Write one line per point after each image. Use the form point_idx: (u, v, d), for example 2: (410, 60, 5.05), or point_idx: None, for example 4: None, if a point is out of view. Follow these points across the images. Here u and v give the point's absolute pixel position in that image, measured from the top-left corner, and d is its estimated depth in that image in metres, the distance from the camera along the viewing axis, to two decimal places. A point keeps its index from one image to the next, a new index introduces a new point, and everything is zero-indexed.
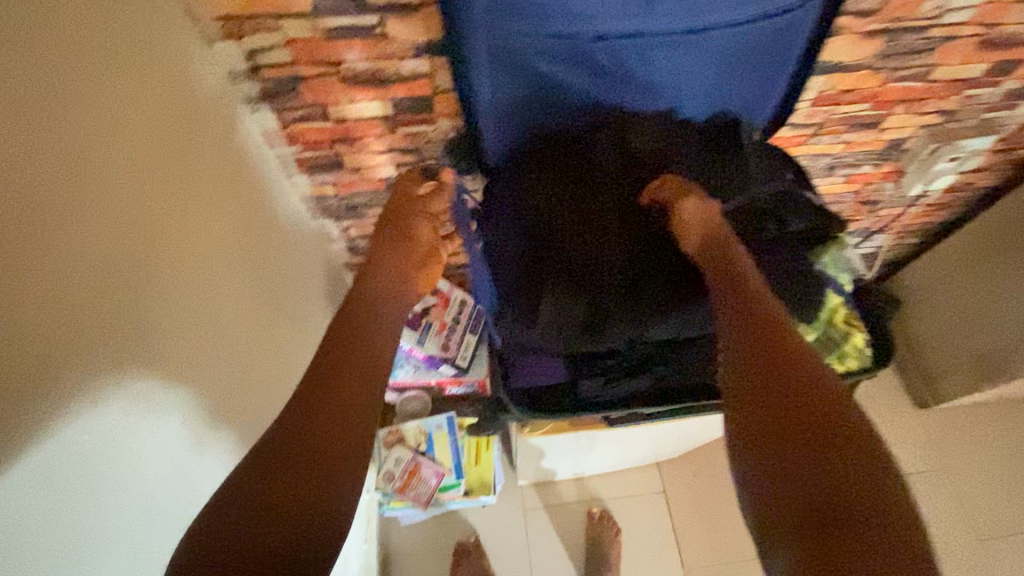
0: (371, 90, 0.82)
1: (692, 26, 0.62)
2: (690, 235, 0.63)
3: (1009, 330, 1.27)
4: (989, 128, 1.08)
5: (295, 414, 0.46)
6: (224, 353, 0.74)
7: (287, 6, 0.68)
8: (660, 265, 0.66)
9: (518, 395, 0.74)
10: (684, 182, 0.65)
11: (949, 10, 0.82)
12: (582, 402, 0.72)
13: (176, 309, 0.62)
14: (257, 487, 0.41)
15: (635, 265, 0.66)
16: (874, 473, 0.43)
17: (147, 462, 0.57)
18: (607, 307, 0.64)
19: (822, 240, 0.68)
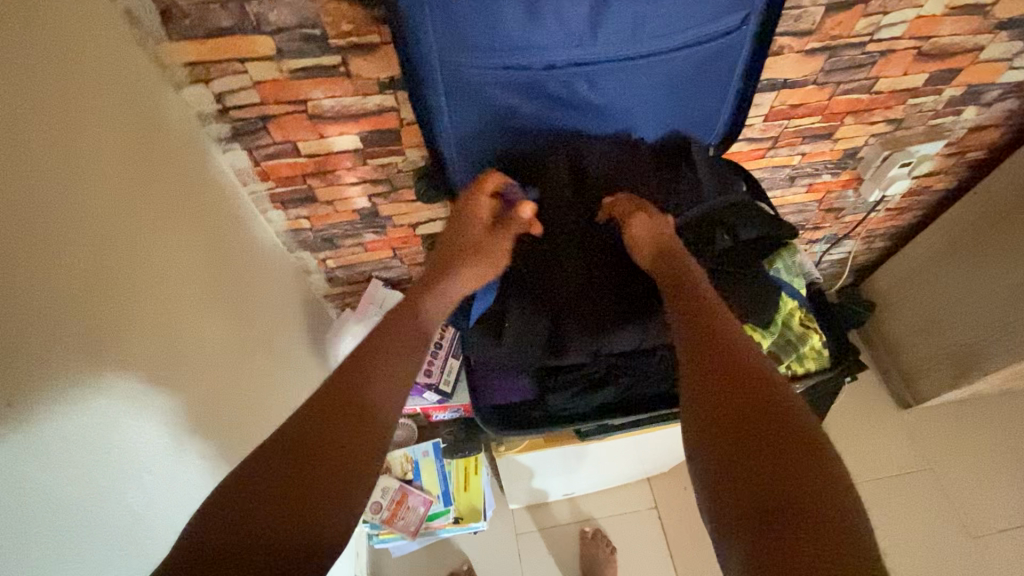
0: (340, 125, 0.85)
1: (636, 53, 0.65)
2: (641, 249, 0.66)
3: (976, 326, 1.31)
4: (936, 133, 1.13)
5: (320, 418, 0.50)
6: (202, 381, 0.75)
7: (252, 50, 0.72)
8: (616, 283, 0.69)
9: (489, 413, 0.75)
10: (637, 200, 0.69)
11: (882, 27, 0.87)
12: (550, 418, 0.72)
13: (167, 328, 0.67)
14: (257, 489, 0.45)
15: (593, 283, 0.69)
16: (816, 466, 0.47)
17: (114, 495, 0.58)
18: (569, 323, 0.67)
19: (776, 248, 0.70)
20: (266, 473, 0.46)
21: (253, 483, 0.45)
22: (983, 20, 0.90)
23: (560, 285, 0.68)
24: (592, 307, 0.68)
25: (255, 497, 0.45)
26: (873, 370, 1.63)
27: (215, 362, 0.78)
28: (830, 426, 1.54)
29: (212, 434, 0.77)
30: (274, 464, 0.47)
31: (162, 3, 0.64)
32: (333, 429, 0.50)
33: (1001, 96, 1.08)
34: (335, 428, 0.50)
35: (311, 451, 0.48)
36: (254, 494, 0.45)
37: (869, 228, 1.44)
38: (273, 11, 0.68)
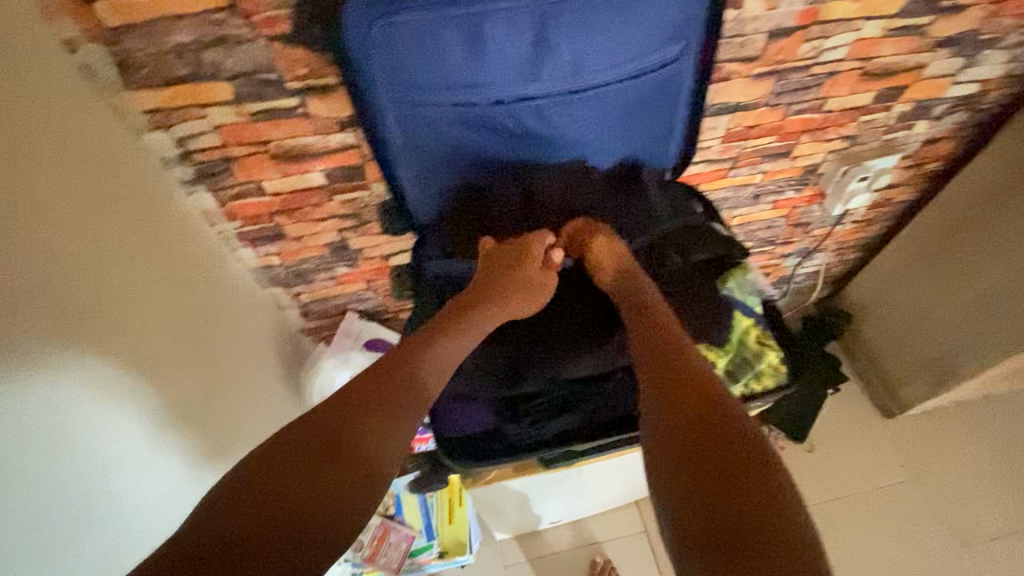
0: (303, 164, 0.87)
1: (580, 85, 0.68)
2: (603, 272, 0.71)
3: (948, 331, 1.33)
4: (892, 147, 1.16)
5: (334, 424, 0.52)
6: (170, 410, 0.77)
7: (210, 96, 0.73)
8: (574, 306, 0.73)
9: (449, 446, 0.73)
10: (592, 224, 0.73)
11: (825, 50, 0.91)
12: (512, 446, 0.72)
13: (149, 347, 0.72)
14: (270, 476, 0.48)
15: (556, 310, 0.73)
16: (775, 493, 0.47)
17: (71, 538, 0.57)
18: (529, 348, 0.69)
19: (725, 267, 0.74)
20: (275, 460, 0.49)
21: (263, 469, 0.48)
22: (921, 40, 0.94)
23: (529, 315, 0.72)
24: (545, 335, 0.70)
25: (267, 482, 0.47)
26: (855, 382, 1.62)
27: (179, 400, 0.78)
28: (816, 439, 1.54)
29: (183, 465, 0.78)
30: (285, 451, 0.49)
31: (118, 55, 0.66)
32: (344, 432, 0.52)
33: (950, 109, 1.11)
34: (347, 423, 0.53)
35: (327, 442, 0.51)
36: (266, 479, 0.47)
37: (839, 240, 1.46)
38: (228, 59, 0.70)
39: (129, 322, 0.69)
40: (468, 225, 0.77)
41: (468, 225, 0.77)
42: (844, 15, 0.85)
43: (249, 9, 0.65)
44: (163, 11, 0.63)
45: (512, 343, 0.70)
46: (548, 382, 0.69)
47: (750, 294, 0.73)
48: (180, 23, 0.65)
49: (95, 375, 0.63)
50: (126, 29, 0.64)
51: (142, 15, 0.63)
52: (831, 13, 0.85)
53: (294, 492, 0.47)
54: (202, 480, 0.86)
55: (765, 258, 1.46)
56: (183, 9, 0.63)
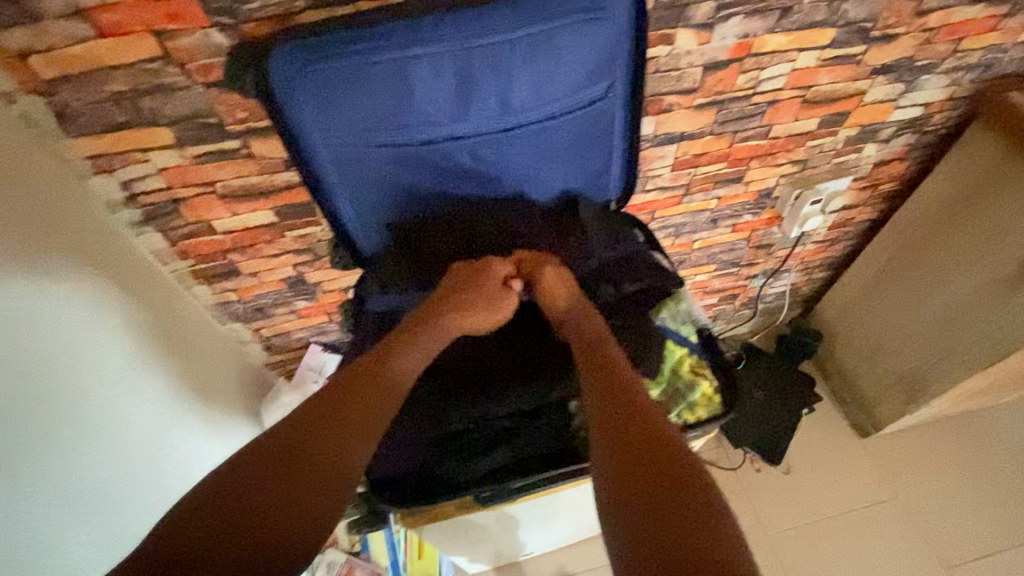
0: (252, 202, 0.88)
1: (509, 124, 0.70)
2: (556, 305, 0.70)
3: (918, 349, 1.30)
4: (843, 170, 1.18)
5: (300, 435, 0.56)
6: (105, 442, 0.76)
7: (151, 141, 0.75)
8: (514, 340, 0.73)
9: (379, 482, 0.70)
10: (537, 256, 0.73)
11: (762, 80, 0.93)
12: (443, 483, 0.70)
13: (114, 372, 0.80)
14: (236, 486, 0.51)
15: (492, 344, 0.72)
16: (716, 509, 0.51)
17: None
18: (457, 385, 0.69)
19: (660, 297, 0.75)
20: (241, 471, 0.53)
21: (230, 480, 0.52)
22: (857, 68, 0.96)
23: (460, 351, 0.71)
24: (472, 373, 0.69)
25: (233, 492, 0.51)
26: (829, 401, 1.61)
27: (112, 433, 0.77)
28: (792, 461, 1.53)
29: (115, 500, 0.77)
30: (250, 464, 0.53)
31: (56, 105, 0.68)
32: (309, 444, 0.55)
33: (896, 132, 1.12)
34: (307, 434, 0.56)
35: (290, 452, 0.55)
36: (231, 490, 0.51)
37: (804, 260, 1.47)
38: (166, 105, 0.71)
39: (89, 349, 0.75)
40: (404, 255, 0.76)
41: (404, 255, 0.76)
42: (776, 47, 0.88)
43: (182, 58, 0.67)
44: (97, 63, 0.65)
45: (439, 381, 0.69)
46: (473, 420, 0.68)
47: (681, 324, 0.76)
48: (115, 73, 0.67)
49: (58, 401, 0.68)
50: (61, 80, 0.65)
51: (76, 66, 0.65)
52: (763, 46, 0.87)
53: (259, 499, 0.51)
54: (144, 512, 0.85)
55: (731, 279, 1.48)
56: (117, 60, 0.65)
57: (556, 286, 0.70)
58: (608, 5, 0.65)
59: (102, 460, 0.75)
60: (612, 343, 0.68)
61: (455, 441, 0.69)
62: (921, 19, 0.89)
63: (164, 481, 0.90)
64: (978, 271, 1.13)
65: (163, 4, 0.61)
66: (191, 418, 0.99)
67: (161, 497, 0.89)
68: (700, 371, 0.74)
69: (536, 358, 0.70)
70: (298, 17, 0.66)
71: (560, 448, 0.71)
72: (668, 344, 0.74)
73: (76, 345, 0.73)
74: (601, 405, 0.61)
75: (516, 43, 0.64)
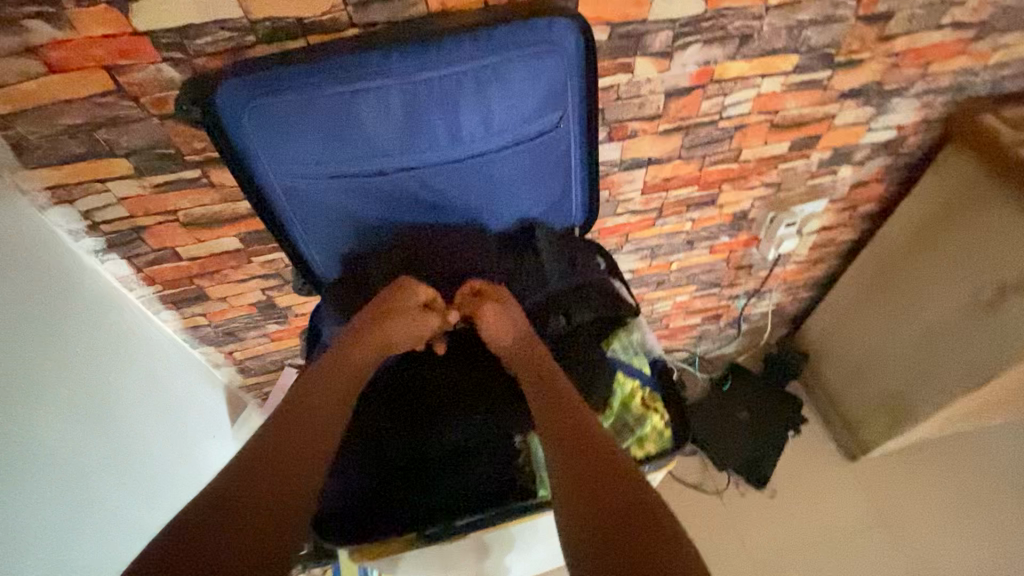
0: (215, 229, 0.88)
1: (460, 154, 0.70)
2: (507, 339, 0.71)
3: (902, 372, 1.28)
4: (818, 192, 1.18)
5: (262, 455, 0.56)
6: (53, 470, 0.75)
7: (109, 172, 0.76)
8: (456, 374, 0.74)
9: (324, 518, 0.69)
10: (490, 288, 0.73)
11: (728, 106, 0.93)
12: (389, 517, 0.69)
13: (66, 398, 0.79)
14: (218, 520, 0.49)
15: (434, 379, 0.73)
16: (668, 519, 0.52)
17: None
18: (392, 422, 0.70)
19: (613, 327, 0.75)
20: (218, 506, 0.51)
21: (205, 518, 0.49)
22: (825, 92, 0.95)
23: (404, 386, 0.73)
24: (404, 409, 0.71)
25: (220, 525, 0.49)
26: (816, 422, 1.58)
27: (59, 462, 0.76)
28: (777, 484, 1.50)
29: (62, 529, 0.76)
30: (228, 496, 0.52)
31: (11, 139, 0.68)
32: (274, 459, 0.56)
33: (870, 154, 1.11)
34: (275, 458, 0.56)
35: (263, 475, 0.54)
36: (216, 527, 0.49)
37: (786, 280, 1.45)
38: (122, 137, 0.72)
39: (39, 376, 0.75)
40: (357, 282, 0.78)
41: (357, 282, 0.78)
42: (739, 73, 0.88)
43: (135, 92, 0.67)
44: (50, 98, 0.66)
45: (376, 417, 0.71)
46: (411, 458, 0.70)
47: (634, 355, 0.75)
48: (69, 107, 0.67)
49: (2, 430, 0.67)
50: (14, 115, 0.66)
51: (29, 102, 0.65)
52: (725, 72, 0.87)
53: (248, 522, 0.50)
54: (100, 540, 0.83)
55: (712, 299, 1.46)
56: (70, 95, 0.66)
57: (498, 322, 0.71)
58: (556, 38, 0.65)
59: (47, 491, 0.74)
60: (561, 375, 0.67)
61: (397, 478, 0.70)
62: (886, 44, 0.88)
63: (135, 487, 0.92)
64: (957, 295, 1.11)
65: (112, 41, 0.62)
66: (160, 430, 1.00)
67: (126, 504, 0.90)
68: (651, 405, 0.74)
69: (475, 393, 0.72)
70: (248, 52, 0.66)
71: (501, 485, 0.70)
72: (618, 376, 0.74)
73: (41, 365, 0.75)
74: (556, 443, 0.60)
75: (463, 77, 0.64)
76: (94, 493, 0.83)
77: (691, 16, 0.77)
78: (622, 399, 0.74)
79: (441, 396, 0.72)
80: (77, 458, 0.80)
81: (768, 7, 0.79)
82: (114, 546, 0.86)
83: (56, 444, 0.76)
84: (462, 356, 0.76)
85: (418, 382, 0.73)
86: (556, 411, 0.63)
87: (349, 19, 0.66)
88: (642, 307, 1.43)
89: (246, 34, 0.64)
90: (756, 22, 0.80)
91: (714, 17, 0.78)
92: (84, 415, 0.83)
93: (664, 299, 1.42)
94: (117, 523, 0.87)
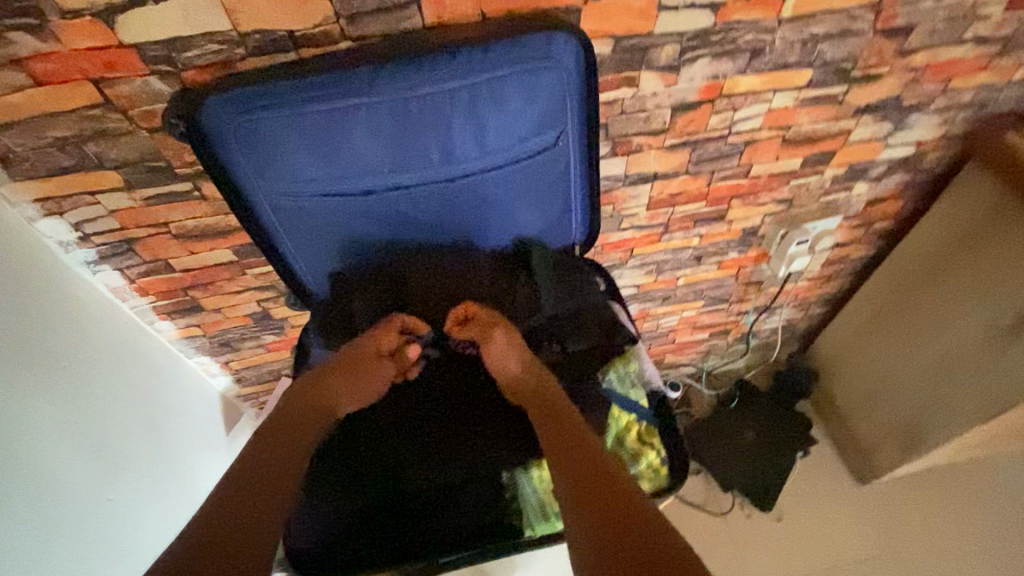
0: (208, 242, 0.87)
1: (453, 174, 0.69)
2: (507, 372, 0.69)
3: (915, 397, 1.23)
4: (832, 209, 1.13)
5: (247, 471, 0.57)
6: (40, 478, 0.74)
7: (99, 184, 0.74)
8: (443, 403, 0.72)
9: (302, 545, 0.69)
10: (490, 315, 0.71)
11: (737, 121, 0.89)
12: (370, 550, 0.68)
13: (55, 406, 0.78)
14: (211, 541, 0.49)
15: (416, 408, 0.72)
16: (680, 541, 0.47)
17: None
18: (372, 454, 0.69)
19: (608, 357, 0.74)
20: (206, 531, 0.50)
21: (196, 543, 0.48)
22: (840, 108, 0.91)
23: (387, 415, 0.72)
24: (384, 441, 0.70)
25: (211, 547, 0.48)
26: (826, 443, 1.53)
27: (46, 470, 0.75)
28: (785, 507, 1.45)
29: (48, 539, 0.74)
30: (214, 519, 0.51)
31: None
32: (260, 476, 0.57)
33: (888, 170, 1.06)
34: (261, 471, 0.57)
35: (249, 493, 0.54)
36: (209, 548, 0.48)
37: (798, 296, 1.40)
38: (111, 150, 0.71)
39: (27, 384, 0.73)
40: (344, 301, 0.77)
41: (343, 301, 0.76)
42: (750, 88, 0.84)
43: (123, 105, 0.66)
44: (37, 111, 0.64)
45: (356, 446, 0.70)
46: (389, 491, 0.68)
47: (630, 388, 0.73)
48: (56, 120, 0.66)
49: None
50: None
51: (16, 114, 0.64)
52: (735, 86, 0.83)
53: (239, 537, 0.50)
54: (92, 553, 0.81)
55: (721, 315, 1.42)
56: (57, 107, 0.65)
57: (507, 353, 0.68)
58: (554, 54, 0.63)
59: (30, 504, 0.72)
60: (572, 410, 0.64)
61: (377, 512, 0.69)
62: (905, 58, 0.84)
63: (130, 495, 0.90)
64: (975, 321, 1.06)
65: (99, 54, 0.60)
66: (156, 441, 0.98)
67: (122, 516, 0.88)
68: (646, 440, 0.72)
69: (460, 424, 0.70)
70: (238, 65, 0.64)
71: (484, 521, 0.69)
72: (613, 411, 0.72)
73: (25, 374, 0.73)
74: (562, 473, 0.57)
75: (456, 94, 0.63)
76: (83, 510, 0.80)
77: (700, 29, 0.74)
78: (617, 433, 0.72)
79: (426, 427, 0.70)
80: (64, 480, 0.77)
81: (781, 19, 0.75)
82: (109, 559, 0.84)
83: (39, 465, 0.74)
84: (454, 385, 0.74)
85: (408, 413, 0.71)
86: (559, 434, 0.61)
87: (342, 33, 0.64)
88: (648, 321, 1.40)
89: (235, 47, 0.63)
90: (768, 36, 0.77)
91: (724, 30, 0.75)
92: (76, 424, 0.81)
93: (670, 314, 1.38)
94: (111, 537, 0.85)
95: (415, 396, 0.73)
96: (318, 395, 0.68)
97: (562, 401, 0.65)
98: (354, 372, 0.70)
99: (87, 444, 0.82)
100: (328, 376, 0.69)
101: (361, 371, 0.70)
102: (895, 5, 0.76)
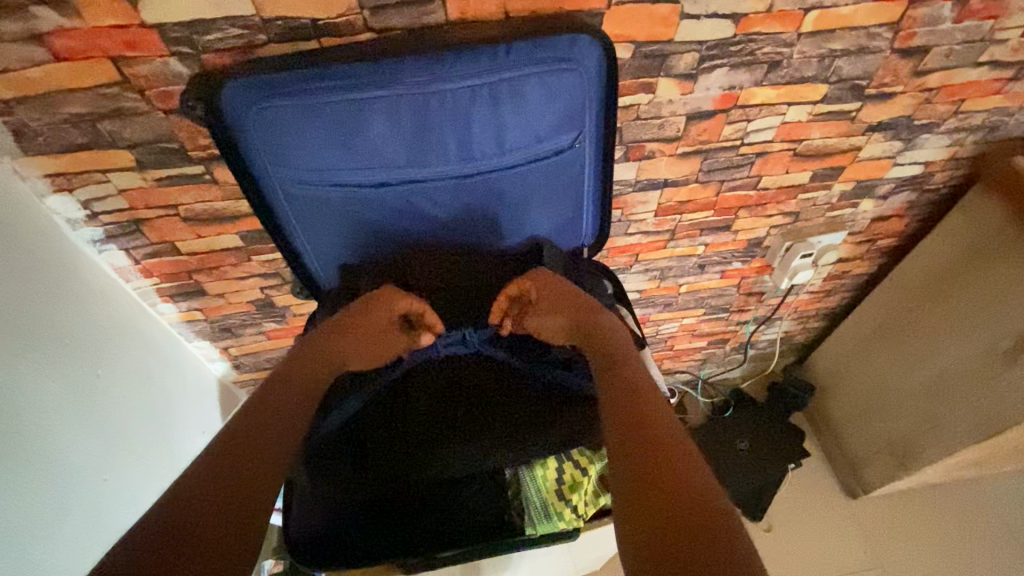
0: (216, 227, 0.87)
1: (470, 169, 0.69)
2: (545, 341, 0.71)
3: (909, 415, 1.24)
4: (838, 225, 1.14)
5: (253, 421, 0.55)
6: (41, 436, 0.74)
7: (111, 163, 0.74)
8: (452, 407, 0.73)
9: (301, 543, 0.70)
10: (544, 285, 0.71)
11: (750, 132, 0.90)
12: (372, 547, 0.70)
13: (60, 367, 0.78)
14: (204, 488, 0.47)
15: (421, 413, 0.72)
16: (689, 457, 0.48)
17: None
18: (380, 452, 0.70)
19: None
20: (200, 482, 0.47)
21: (187, 493, 0.46)
22: (851, 124, 0.92)
23: (390, 420, 0.71)
24: (392, 444, 0.70)
25: (199, 503, 0.45)
26: (818, 456, 1.55)
27: (48, 430, 0.75)
28: (774, 517, 1.47)
29: (47, 500, 0.74)
30: (209, 472, 0.48)
31: (13, 124, 0.67)
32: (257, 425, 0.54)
33: (895, 189, 1.07)
34: (265, 425, 0.55)
35: (246, 446, 0.52)
36: (201, 492, 0.46)
37: (797, 309, 1.40)
38: (125, 130, 0.70)
39: (32, 352, 0.74)
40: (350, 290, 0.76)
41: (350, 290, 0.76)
42: (765, 100, 0.84)
43: (141, 84, 0.66)
44: (54, 86, 0.64)
45: (357, 443, 0.70)
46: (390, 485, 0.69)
47: None
48: (72, 97, 0.66)
49: None
50: (17, 101, 0.65)
51: (32, 88, 0.64)
52: (751, 98, 0.84)
53: (229, 494, 0.47)
54: (83, 538, 0.80)
55: (720, 324, 1.42)
56: (74, 84, 0.64)
57: (550, 319, 0.70)
58: (578, 56, 0.64)
59: (25, 467, 0.71)
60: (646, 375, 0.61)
61: (385, 509, 0.70)
62: (920, 79, 0.85)
63: (124, 480, 0.89)
64: (973, 340, 1.07)
65: (120, 32, 0.60)
66: (155, 423, 0.98)
67: (118, 495, 0.88)
68: None
69: (464, 425, 0.71)
70: (259, 50, 0.64)
71: (483, 522, 0.71)
72: None
73: (27, 340, 0.73)
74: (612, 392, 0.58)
75: (478, 91, 0.63)
76: (79, 488, 0.80)
77: (720, 39, 0.74)
78: None
79: (436, 425, 0.71)
80: (60, 461, 0.77)
81: (801, 34, 0.75)
82: (96, 548, 0.82)
83: (39, 445, 0.73)
84: (462, 389, 0.74)
85: (415, 416, 0.72)
86: (636, 435, 0.51)
87: (365, 23, 0.64)
88: (648, 327, 1.40)
89: (258, 33, 0.62)
90: (787, 49, 0.77)
91: (743, 41, 0.75)
92: (77, 390, 0.81)
93: (670, 320, 1.39)
94: (109, 516, 0.85)
95: (423, 399, 0.73)
96: (337, 343, 0.67)
97: (673, 422, 0.53)
98: (373, 332, 0.69)
99: (86, 410, 0.82)
100: (347, 322, 0.68)
101: (380, 336, 0.69)
102: (913, 25, 0.77)
